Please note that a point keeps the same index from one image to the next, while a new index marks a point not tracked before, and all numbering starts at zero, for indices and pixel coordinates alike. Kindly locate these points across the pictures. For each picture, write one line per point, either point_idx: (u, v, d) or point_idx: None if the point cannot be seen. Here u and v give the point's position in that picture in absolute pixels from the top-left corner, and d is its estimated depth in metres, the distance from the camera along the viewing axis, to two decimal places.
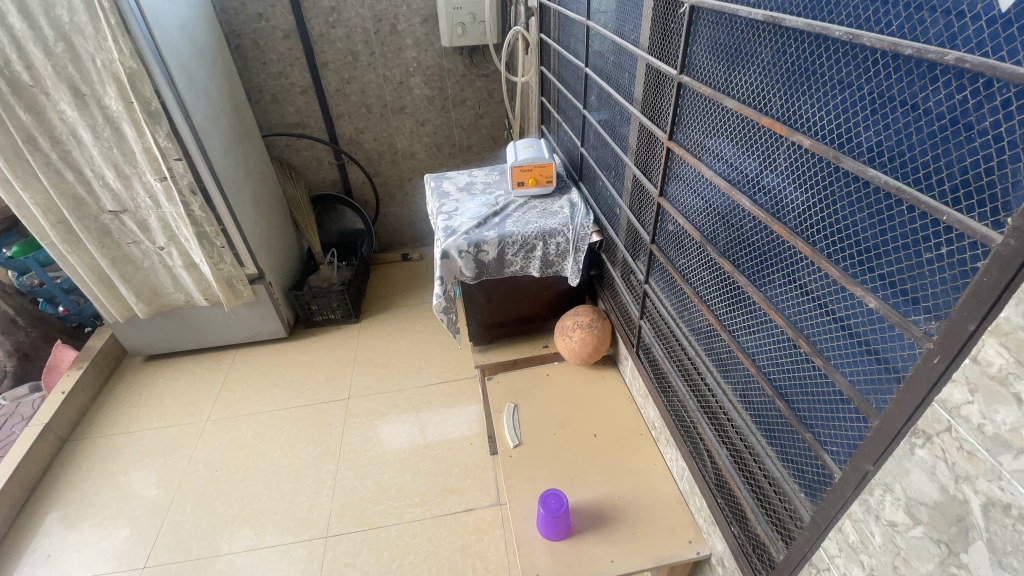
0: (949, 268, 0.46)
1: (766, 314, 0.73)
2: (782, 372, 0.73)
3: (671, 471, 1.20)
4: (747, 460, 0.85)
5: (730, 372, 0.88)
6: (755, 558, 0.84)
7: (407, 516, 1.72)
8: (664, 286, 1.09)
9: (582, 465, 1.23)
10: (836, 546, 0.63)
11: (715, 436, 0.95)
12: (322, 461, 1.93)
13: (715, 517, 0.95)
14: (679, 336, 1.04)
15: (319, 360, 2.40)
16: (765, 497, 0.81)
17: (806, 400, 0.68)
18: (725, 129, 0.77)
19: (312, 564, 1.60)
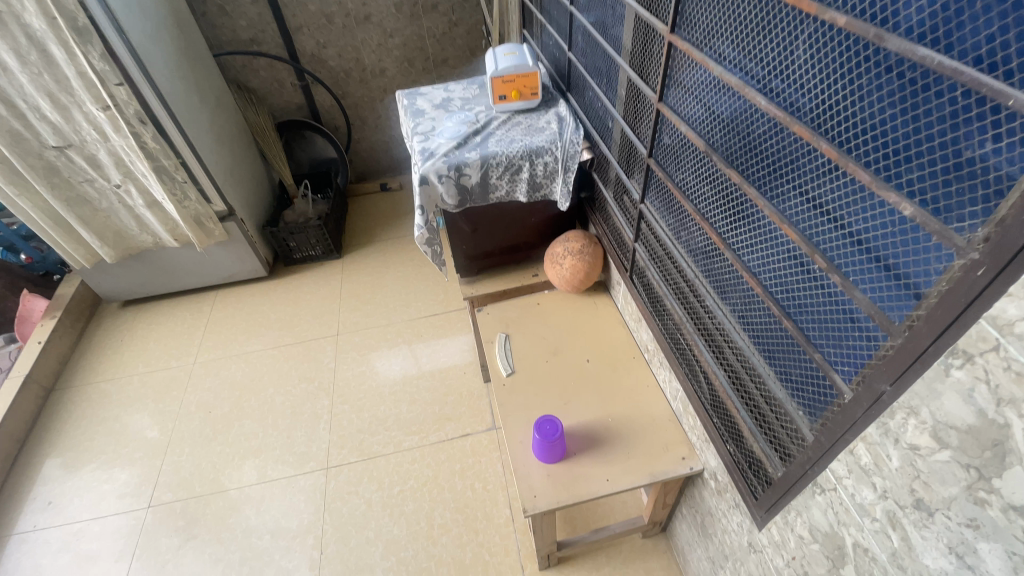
0: (1004, 164, 0.39)
1: (777, 229, 0.67)
2: (789, 290, 0.68)
3: (665, 391, 1.20)
4: (746, 381, 0.83)
5: (730, 292, 0.84)
6: (750, 475, 0.84)
7: (405, 444, 1.75)
8: (661, 204, 1.02)
9: (576, 391, 1.22)
10: (844, 467, 0.62)
11: (713, 357, 0.92)
12: (315, 397, 1.92)
13: (711, 436, 0.95)
14: (676, 257, 0.98)
15: (303, 298, 2.34)
16: (764, 417, 0.79)
17: (815, 317, 0.64)
18: (736, 15, 0.67)
19: (315, 493, 1.65)
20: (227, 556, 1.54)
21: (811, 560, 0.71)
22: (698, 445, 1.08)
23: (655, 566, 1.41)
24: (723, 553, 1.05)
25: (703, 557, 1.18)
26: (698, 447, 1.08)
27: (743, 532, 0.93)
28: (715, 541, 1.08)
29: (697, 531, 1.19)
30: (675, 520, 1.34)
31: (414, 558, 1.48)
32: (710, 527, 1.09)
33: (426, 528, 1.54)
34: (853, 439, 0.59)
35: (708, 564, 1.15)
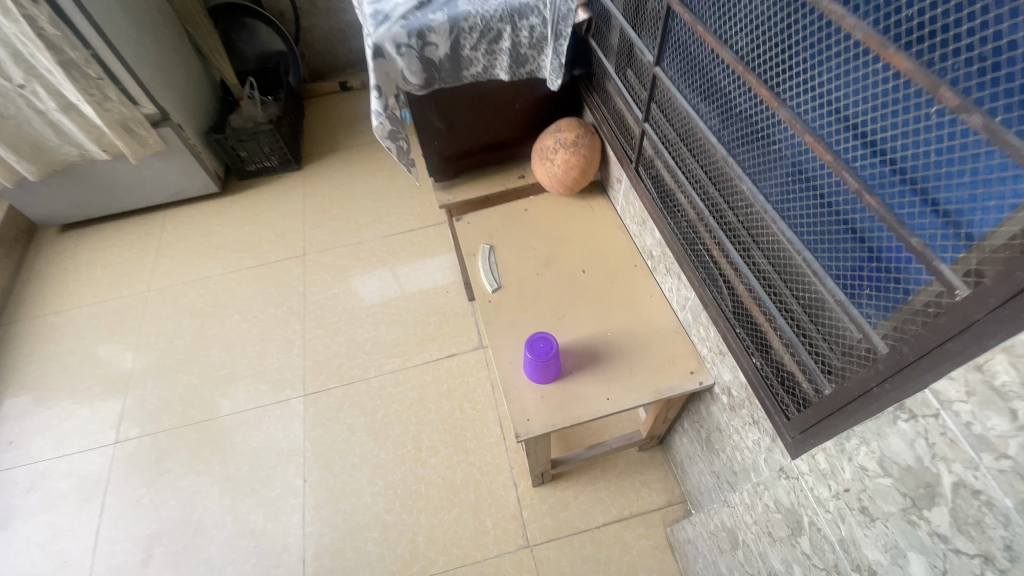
0: None
1: (874, 64, 0.49)
2: (872, 153, 0.52)
3: (670, 300, 1.04)
4: (789, 280, 0.68)
5: (775, 169, 0.66)
6: (781, 391, 0.71)
7: (387, 367, 1.63)
8: (685, 65, 0.80)
9: (571, 305, 1.07)
10: (960, 390, 0.44)
11: (741, 255, 0.76)
12: (286, 322, 1.77)
13: (730, 348, 0.81)
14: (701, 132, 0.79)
15: (263, 216, 2.11)
16: (812, 323, 0.65)
17: (912, 187, 0.49)
18: None
19: (293, 421, 1.55)
20: (205, 488, 1.45)
21: (877, 495, 0.55)
22: (707, 357, 0.95)
23: (652, 478, 1.36)
24: (732, 469, 0.97)
25: (706, 471, 1.11)
26: (709, 362, 0.95)
27: (762, 450, 0.83)
28: (723, 456, 1.00)
29: (701, 446, 1.11)
30: (676, 434, 1.27)
31: (403, 481, 1.41)
32: (718, 442, 1.00)
33: (414, 451, 1.47)
34: (977, 353, 0.42)
35: (713, 477, 1.08)
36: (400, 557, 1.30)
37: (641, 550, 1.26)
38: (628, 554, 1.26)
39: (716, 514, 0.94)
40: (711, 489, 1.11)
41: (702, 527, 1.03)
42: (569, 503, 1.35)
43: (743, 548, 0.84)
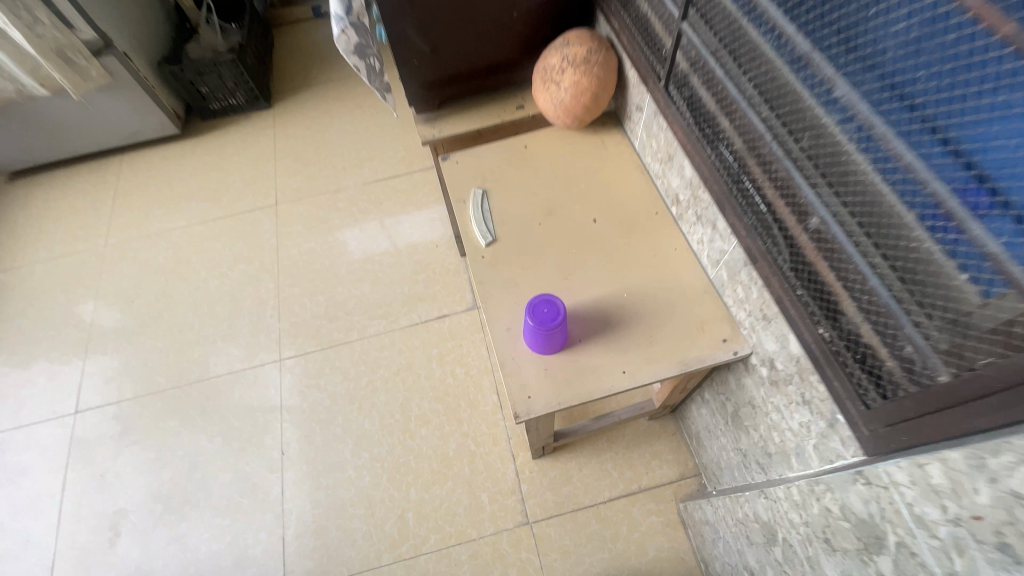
0: None
1: None
2: None
3: (698, 253, 0.87)
4: (887, 225, 0.50)
5: (880, 63, 0.46)
6: (861, 370, 0.55)
7: (371, 330, 1.46)
8: None
9: (580, 261, 0.90)
10: None
11: (813, 191, 0.57)
12: (259, 279, 1.60)
13: (790, 312, 0.64)
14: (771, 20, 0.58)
15: (231, 161, 1.89)
16: (918, 283, 0.48)
17: None
18: None
19: (269, 389, 1.40)
20: (174, 462, 1.32)
21: None
22: (742, 323, 0.79)
23: (663, 450, 1.23)
24: (765, 450, 0.83)
25: (729, 447, 0.98)
26: (744, 329, 0.79)
27: (813, 436, 0.69)
28: (754, 434, 0.86)
29: (724, 420, 0.97)
30: (692, 405, 1.13)
31: (390, 454, 1.28)
32: (748, 419, 0.87)
33: (403, 421, 1.32)
34: None
35: (739, 455, 0.95)
36: (389, 536, 1.19)
37: (651, 528, 1.15)
38: (637, 531, 1.15)
39: (744, 501, 0.81)
40: (734, 467, 0.98)
41: (724, 511, 0.91)
42: (572, 476, 1.23)
43: (780, 546, 0.72)
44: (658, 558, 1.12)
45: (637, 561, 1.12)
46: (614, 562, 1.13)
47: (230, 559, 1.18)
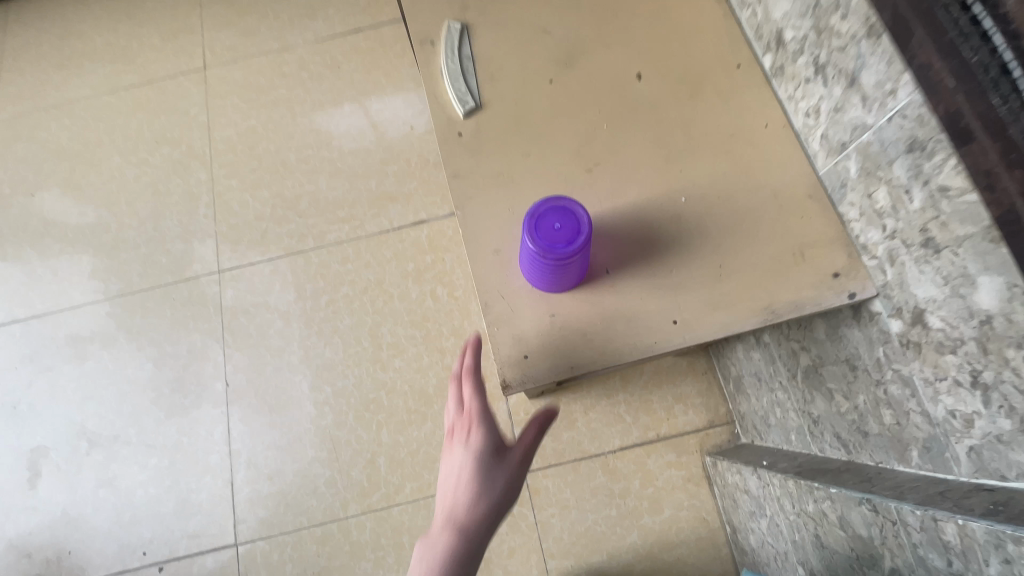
0: None
1: None
2: None
3: (803, 137, 0.55)
4: None
5: None
6: None
7: (331, 238, 1.14)
8: None
9: (611, 143, 0.58)
10: None
11: None
12: (188, 169, 1.26)
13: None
14: None
15: (145, 10, 1.44)
16: None
17: None
18: None
19: (207, 308, 1.13)
20: (100, 392, 1.11)
21: None
22: (866, 250, 0.50)
23: (690, 393, 1.00)
24: (858, 427, 0.59)
25: (789, 406, 0.74)
26: (867, 259, 0.50)
27: (968, 436, 0.44)
28: (843, 402, 0.60)
29: (790, 373, 0.71)
30: (738, 344, 0.85)
31: (357, 389, 1.04)
32: (836, 381, 0.61)
33: (372, 351, 1.06)
34: None
35: (805, 419, 0.70)
36: (356, 484, 0.99)
37: (669, 483, 0.96)
38: (652, 486, 0.96)
39: (818, 493, 0.57)
40: (792, 431, 0.74)
41: (778, 492, 0.68)
42: (577, 421, 1.00)
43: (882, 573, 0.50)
44: (675, 517, 0.94)
45: (650, 521, 0.94)
46: (623, 520, 0.95)
47: (172, 506, 1.01)
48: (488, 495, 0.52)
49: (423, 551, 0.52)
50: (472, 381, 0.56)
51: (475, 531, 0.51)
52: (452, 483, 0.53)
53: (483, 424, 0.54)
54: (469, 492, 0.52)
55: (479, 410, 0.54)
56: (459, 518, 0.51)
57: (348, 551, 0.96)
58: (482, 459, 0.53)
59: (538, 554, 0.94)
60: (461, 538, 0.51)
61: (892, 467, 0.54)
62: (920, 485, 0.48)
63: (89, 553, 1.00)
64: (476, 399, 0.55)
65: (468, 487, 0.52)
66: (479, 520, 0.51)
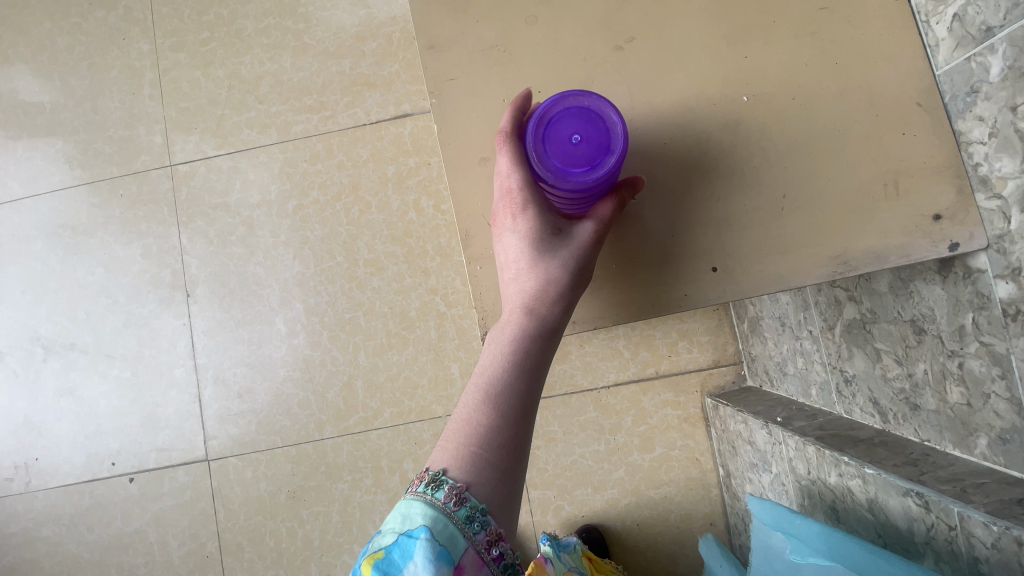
0: None
1: None
2: None
3: (921, 15, 0.39)
4: None
5: None
6: None
7: (298, 130, 0.97)
8: None
9: (651, 12, 0.41)
10: None
11: None
12: (127, 36, 1.04)
13: None
14: None
15: None
16: None
17: None
18: None
19: (159, 207, 0.99)
20: (50, 296, 1.00)
21: None
22: (984, 185, 0.37)
23: (697, 329, 0.91)
24: (906, 398, 0.49)
25: (815, 358, 0.64)
26: (983, 199, 0.37)
27: None
28: (892, 367, 0.50)
29: (827, 325, 0.59)
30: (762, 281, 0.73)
31: (331, 308, 0.94)
32: (886, 342, 0.50)
33: (347, 267, 0.94)
34: None
35: (833, 376, 0.61)
36: (332, 406, 0.93)
37: (664, 422, 0.90)
38: (645, 424, 0.90)
39: (847, 469, 0.50)
40: (813, 385, 0.66)
41: (791, 453, 0.61)
42: (570, 353, 0.92)
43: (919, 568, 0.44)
44: (666, 456, 0.90)
45: (639, 458, 0.90)
46: (611, 456, 0.91)
47: (138, 419, 0.96)
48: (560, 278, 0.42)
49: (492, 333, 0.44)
50: (514, 141, 0.40)
51: (549, 313, 0.42)
52: (513, 261, 0.43)
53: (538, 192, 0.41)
54: (537, 273, 0.41)
55: (526, 177, 0.40)
56: (529, 303, 0.42)
57: (324, 472, 0.92)
58: (545, 236, 0.41)
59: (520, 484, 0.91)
60: (533, 321, 0.42)
61: (945, 450, 0.45)
62: (987, 484, 0.40)
63: (58, 460, 0.97)
64: (520, 170, 0.40)
65: (534, 268, 0.41)
66: (552, 301, 0.42)
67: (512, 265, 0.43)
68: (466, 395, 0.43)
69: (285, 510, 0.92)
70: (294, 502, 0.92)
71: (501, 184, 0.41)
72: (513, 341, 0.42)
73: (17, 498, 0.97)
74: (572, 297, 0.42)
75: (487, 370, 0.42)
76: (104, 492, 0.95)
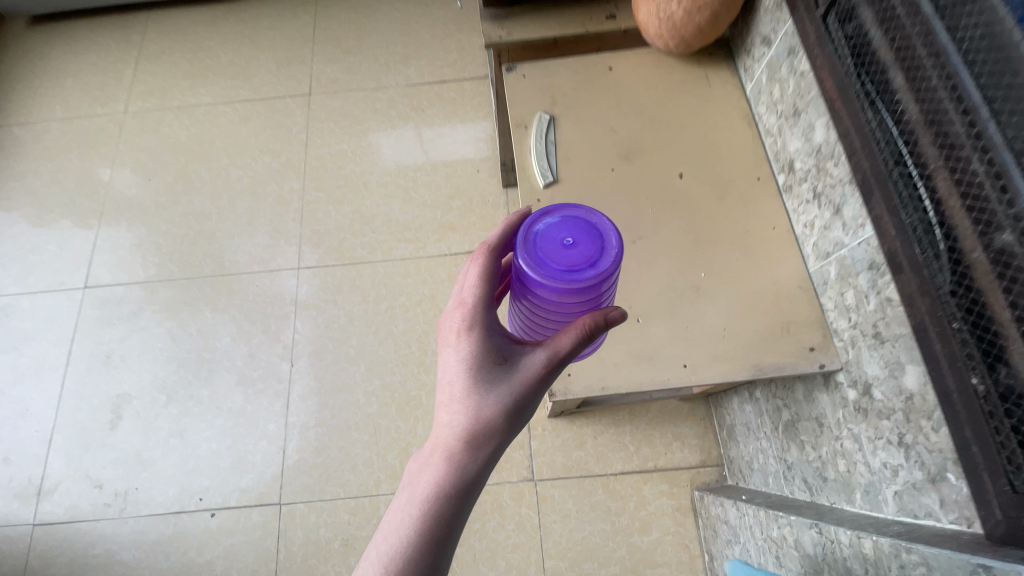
0: None
1: None
2: None
3: (801, 240, 0.72)
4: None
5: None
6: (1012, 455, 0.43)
7: (397, 253, 1.33)
8: None
9: (652, 223, 0.75)
10: None
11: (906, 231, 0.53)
12: (283, 177, 1.47)
13: (927, 351, 0.51)
14: (889, 52, 0.54)
15: (264, 35, 1.68)
16: None
17: None
18: None
19: (283, 297, 1.32)
20: (181, 355, 1.28)
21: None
22: (838, 333, 0.66)
23: (688, 434, 1.14)
24: (820, 474, 0.73)
25: (770, 453, 0.87)
26: (837, 341, 0.66)
27: (897, 482, 0.58)
28: (811, 452, 0.75)
29: (773, 425, 0.85)
30: (734, 396, 1.00)
31: (401, 386, 1.21)
32: (807, 434, 0.75)
33: (418, 355, 1.23)
34: None
35: (781, 465, 0.84)
36: (390, 467, 1.15)
37: (660, 509, 1.10)
38: (644, 509, 1.10)
39: (782, 521, 0.74)
40: (769, 474, 0.88)
41: (751, 520, 0.83)
42: (586, 442, 1.15)
43: None
44: (660, 540, 1.08)
45: (638, 539, 1.08)
46: (615, 536, 1.09)
47: (230, 462, 1.17)
48: (480, 431, 0.52)
49: (416, 472, 0.53)
50: (487, 265, 0.55)
51: (468, 462, 0.52)
52: (449, 395, 0.53)
53: (483, 320, 0.54)
54: (467, 416, 0.52)
55: (483, 298, 0.54)
56: (453, 450, 0.52)
57: (375, 524, 1.10)
58: (487, 373, 0.52)
59: (537, 552, 1.08)
60: (454, 468, 0.52)
61: (842, 507, 0.68)
62: (857, 519, 0.63)
63: (154, 491, 1.16)
64: (475, 311, 0.54)
65: (466, 411, 0.52)
66: (471, 444, 0.52)
67: (445, 393, 0.54)
68: (374, 550, 0.51)
69: (337, 556, 1.09)
70: (346, 548, 1.09)
71: (468, 300, 0.54)
72: (428, 494, 0.51)
73: (108, 522, 1.14)
74: (489, 441, 0.52)
75: (401, 521, 0.51)
76: (185, 524, 1.13)
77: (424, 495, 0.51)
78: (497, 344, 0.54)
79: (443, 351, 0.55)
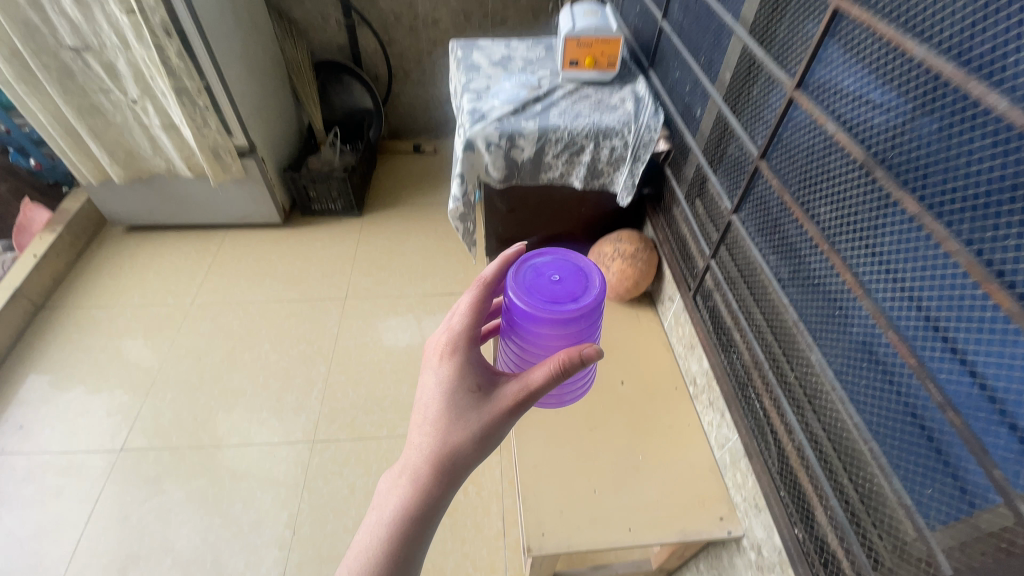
0: (946, 289, 0.54)
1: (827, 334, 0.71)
2: (856, 383, 0.66)
3: (708, 434, 1.02)
4: (810, 466, 0.72)
5: (792, 360, 0.78)
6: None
7: (401, 430, 1.58)
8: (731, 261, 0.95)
9: (603, 417, 1.05)
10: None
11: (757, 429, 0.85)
12: (313, 362, 1.78)
13: (774, 510, 0.78)
14: (732, 321, 0.93)
15: (315, 252, 2.19)
16: (858, 521, 0.65)
17: (871, 406, 0.63)
18: (785, 171, 0.79)
19: (297, 468, 1.50)
20: (193, 519, 1.41)
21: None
22: (738, 506, 0.91)
23: None
24: None
25: None
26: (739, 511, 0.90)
27: None
28: None
29: None
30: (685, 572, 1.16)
31: None
32: None
33: None
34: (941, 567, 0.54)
35: None
36: None
37: None
38: None
39: None
40: None
41: None
42: None
43: None
44: None
45: None
46: None
47: None
48: (440, 455, 0.68)
49: (394, 479, 0.70)
50: (478, 301, 0.73)
51: (429, 480, 0.68)
52: (425, 422, 0.71)
53: (463, 353, 0.72)
54: (434, 442, 0.69)
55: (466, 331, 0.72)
56: (420, 468, 0.68)
57: None
58: (458, 404, 0.70)
59: None
60: (418, 486, 0.68)
61: None
62: None
63: None
64: (454, 349, 0.72)
65: (434, 436, 0.69)
66: (432, 467, 0.68)
67: (423, 406, 0.72)
68: (356, 540, 0.67)
69: None
70: None
71: (457, 335, 0.72)
72: (398, 501, 0.68)
73: None
74: (448, 465, 0.68)
75: (377, 518, 0.68)
76: None
77: (394, 501, 0.68)
78: (468, 373, 0.71)
79: (427, 370, 0.73)
